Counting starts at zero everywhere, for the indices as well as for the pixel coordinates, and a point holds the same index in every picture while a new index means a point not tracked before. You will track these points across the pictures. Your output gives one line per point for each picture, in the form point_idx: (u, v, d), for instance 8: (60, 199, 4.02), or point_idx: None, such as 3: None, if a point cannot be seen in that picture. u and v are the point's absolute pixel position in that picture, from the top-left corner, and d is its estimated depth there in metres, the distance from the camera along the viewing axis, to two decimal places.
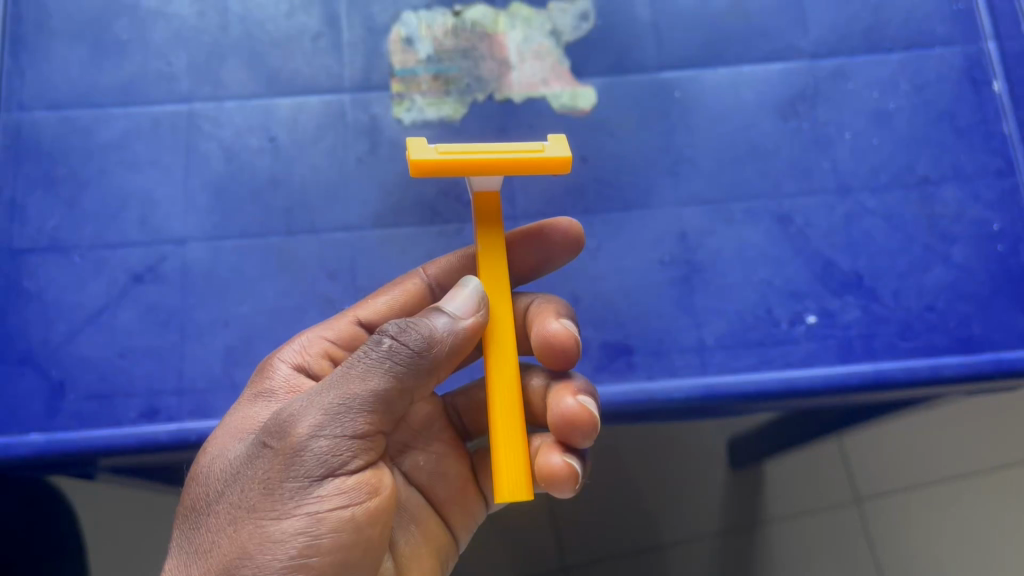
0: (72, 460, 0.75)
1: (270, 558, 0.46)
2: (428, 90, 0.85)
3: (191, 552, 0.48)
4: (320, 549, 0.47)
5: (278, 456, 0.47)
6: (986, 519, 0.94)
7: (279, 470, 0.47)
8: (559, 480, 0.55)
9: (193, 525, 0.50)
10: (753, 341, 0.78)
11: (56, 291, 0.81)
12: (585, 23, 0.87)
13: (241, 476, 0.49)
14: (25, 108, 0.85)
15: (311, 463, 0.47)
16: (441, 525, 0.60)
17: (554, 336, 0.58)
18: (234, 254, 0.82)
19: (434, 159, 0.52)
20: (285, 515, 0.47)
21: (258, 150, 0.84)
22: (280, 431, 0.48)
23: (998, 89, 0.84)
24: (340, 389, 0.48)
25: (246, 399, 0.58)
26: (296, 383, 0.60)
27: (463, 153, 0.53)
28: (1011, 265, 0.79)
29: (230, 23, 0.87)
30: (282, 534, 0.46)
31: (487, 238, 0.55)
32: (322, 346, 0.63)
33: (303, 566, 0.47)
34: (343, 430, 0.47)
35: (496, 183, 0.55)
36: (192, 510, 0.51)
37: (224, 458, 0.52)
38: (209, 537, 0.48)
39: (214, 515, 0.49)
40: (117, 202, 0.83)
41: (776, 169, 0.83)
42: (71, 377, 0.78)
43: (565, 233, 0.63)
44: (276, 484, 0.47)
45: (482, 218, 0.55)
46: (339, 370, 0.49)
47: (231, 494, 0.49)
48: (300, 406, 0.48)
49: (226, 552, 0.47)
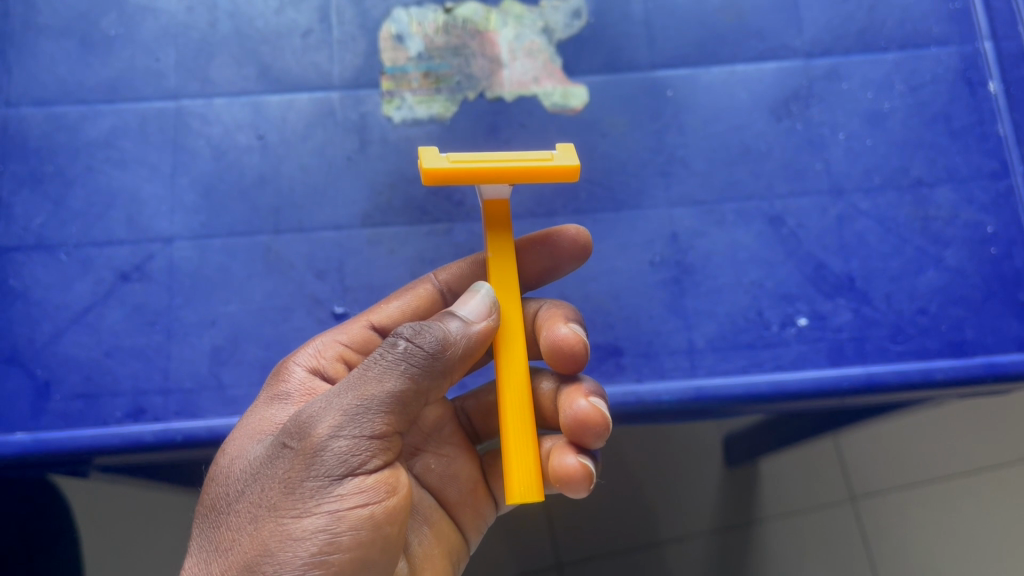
0: (58, 461, 0.73)
1: (291, 556, 0.44)
2: (418, 88, 0.84)
3: (212, 550, 0.47)
4: (340, 548, 0.45)
5: (298, 456, 0.46)
6: (980, 520, 0.95)
7: (299, 469, 0.46)
8: (575, 480, 0.54)
9: (214, 524, 0.48)
10: (742, 344, 0.78)
11: (42, 291, 0.79)
12: (578, 20, 0.86)
13: (261, 476, 0.47)
14: (11, 105, 0.83)
15: (330, 462, 0.45)
16: (453, 527, 0.59)
17: (563, 340, 0.57)
18: (222, 253, 0.80)
19: (446, 169, 0.52)
20: (305, 514, 0.45)
21: (247, 148, 0.83)
22: (299, 432, 0.47)
23: (995, 90, 0.84)
24: (358, 390, 0.47)
25: (262, 402, 0.56)
26: (312, 386, 0.59)
27: (475, 161, 0.53)
28: (1004, 268, 0.80)
29: (218, 18, 0.85)
30: (302, 532, 0.45)
31: (498, 246, 0.55)
32: (337, 349, 0.62)
33: (322, 565, 0.45)
34: (361, 431, 0.46)
35: (507, 191, 0.55)
36: (211, 510, 0.49)
37: (242, 459, 0.51)
38: (228, 535, 0.47)
39: (234, 514, 0.47)
40: (104, 200, 0.81)
41: (769, 169, 0.83)
42: (56, 377, 0.77)
43: (572, 240, 0.63)
44: (296, 483, 0.46)
45: (493, 226, 0.55)
46: (356, 371, 0.48)
47: (251, 493, 0.47)
48: (318, 406, 0.47)
49: (246, 550, 0.45)
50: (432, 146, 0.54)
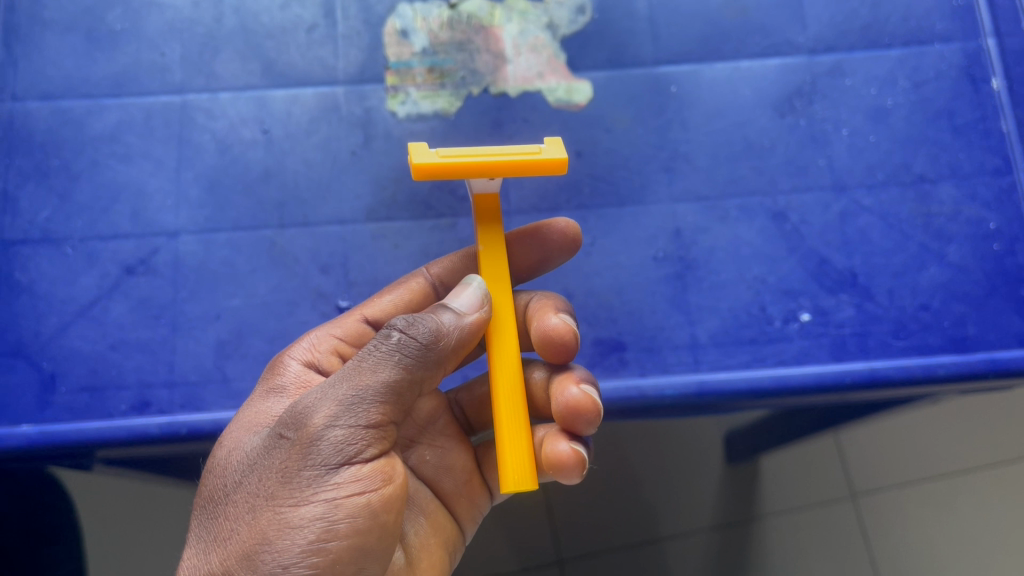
0: (63, 452, 0.74)
1: (290, 544, 0.45)
2: (423, 83, 0.84)
3: (211, 541, 0.47)
4: (338, 535, 0.45)
5: (294, 445, 0.46)
6: (977, 516, 0.95)
7: (296, 458, 0.46)
8: (568, 467, 0.54)
9: (212, 515, 0.49)
10: (746, 339, 0.78)
11: (48, 285, 0.80)
12: (582, 16, 0.86)
13: (258, 466, 0.48)
14: (18, 99, 0.83)
15: (327, 450, 0.46)
16: (449, 517, 0.59)
17: (553, 330, 0.57)
18: (227, 247, 0.81)
19: (435, 163, 0.53)
20: (303, 502, 0.45)
21: (252, 142, 0.83)
22: (295, 422, 0.47)
23: (997, 86, 0.84)
24: (352, 380, 0.47)
25: (257, 395, 0.57)
26: (308, 378, 0.59)
27: (464, 156, 0.54)
28: (1007, 264, 0.80)
29: (224, 14, 0.86)
30: (300, 520, 0.45)
31: (488, 238, 0.56)
32: (332, 343, 0.62)
33: (321, 552, 0.45)
34: (357, 420, 0.46)
35: (497, 185, 0.56)
36: (210, 501, 0.50)
37: (239, 450, 0.51)
38: (227, 525, 0.47)
39: (232, 505, 0.47)
40: (110, 194, 0.82)
41: (773, 165, 0.83)
42: (62, 370, 0.77)
43: (562, 232, 0.64)
44: (293, 472, 0.46)
45: (482, 220, 0.56)
46: (351, 363, 0.49)
47: (250, 483, 0.47)
48: (314, 397, 0.47)
49: (244, 540, 0.45)
50: (422, 142, 0.55)
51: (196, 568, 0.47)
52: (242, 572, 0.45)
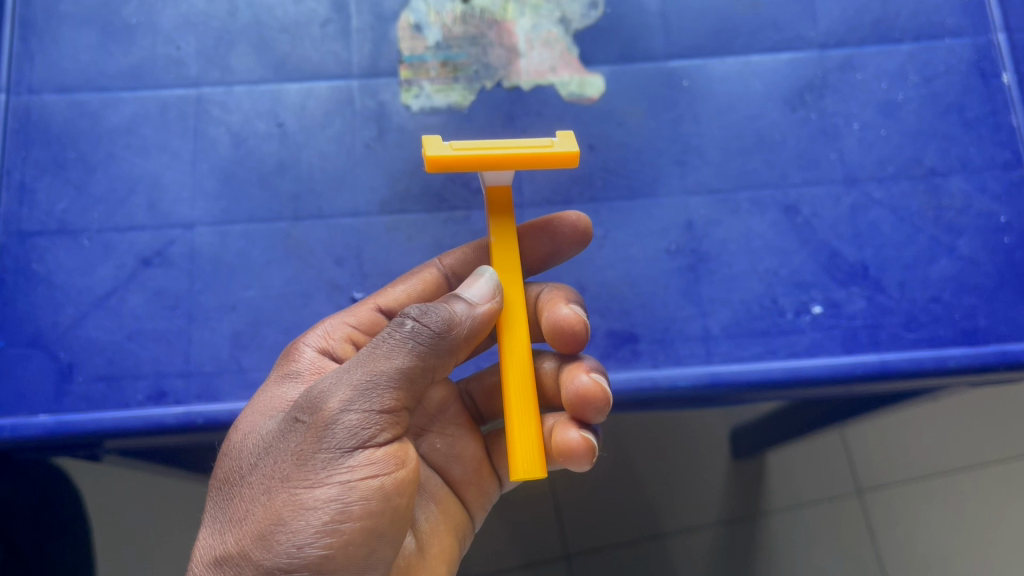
0: (80, 441, 0.75)
1: (304, 524, 0.46)
2: (436, 77, 0.85)
3: (226, 521, 0.48)
4: (352, 517, 0.46)
5: (310, 429, 0.47)
6: (982, 514, 0.95)
7: (311, 441, 0.47)
8: (578, 455, 0.55)
9: (228, 497, 0.49)
10: (758, 331, 0.78)
11: (66, 276, 0.81)
12: (594, 11, 0.86)
13: (274, 449, 0.49)
14: (35, 92, 0.85)
15: (342, 434, 0.47)
16: (458, 504, 0.60)
17: (564, 321, 0.58)
18: (243, 239, 0.82)
19: (449, 155, 0.53)
20: (317, 484, 0.46)
21: (267, 135, 0.84)
22: (311, 406, 0.48)
23: (1008, 81, 0.84)
24: (367, 366, 0.48)
25: (272, 381, 0.58)
26: (321, 366, 0.60)
27: (477, 149, 0.54)
28: (1016, 257, 0.79)
29: (239, 8, 0.87)
30: (315, 502, 0.46)
31: (501, 230, 0.56)
32: (345, 331, 0.63)
33: (334, 533, 0.46)
34: (371, 405, 0.47)
35: (509, 178, 0.57)
36: (225, 483, 0.51)
37: (254, 434, 0.52)
38: (243, 506, 0.48)
39: (248, 486, 0.48)
40: (126, 186, 0.83)
41: (784, 159, 0.83)
42: (79, 360, 0.79)
43: (573, 226, 0.64)
44: (308, 454, 0.47)
45: (495, 212, 0.57)
46: (365, 350, 0.49)
47: (265, 466, 0.48)
48: (329, 382, 0.48)
49: (260, 520, 0.46)
50: (436, 135, 0.56)
51: (212, 548, 0.48)
52: (257, 552, 0.46)
